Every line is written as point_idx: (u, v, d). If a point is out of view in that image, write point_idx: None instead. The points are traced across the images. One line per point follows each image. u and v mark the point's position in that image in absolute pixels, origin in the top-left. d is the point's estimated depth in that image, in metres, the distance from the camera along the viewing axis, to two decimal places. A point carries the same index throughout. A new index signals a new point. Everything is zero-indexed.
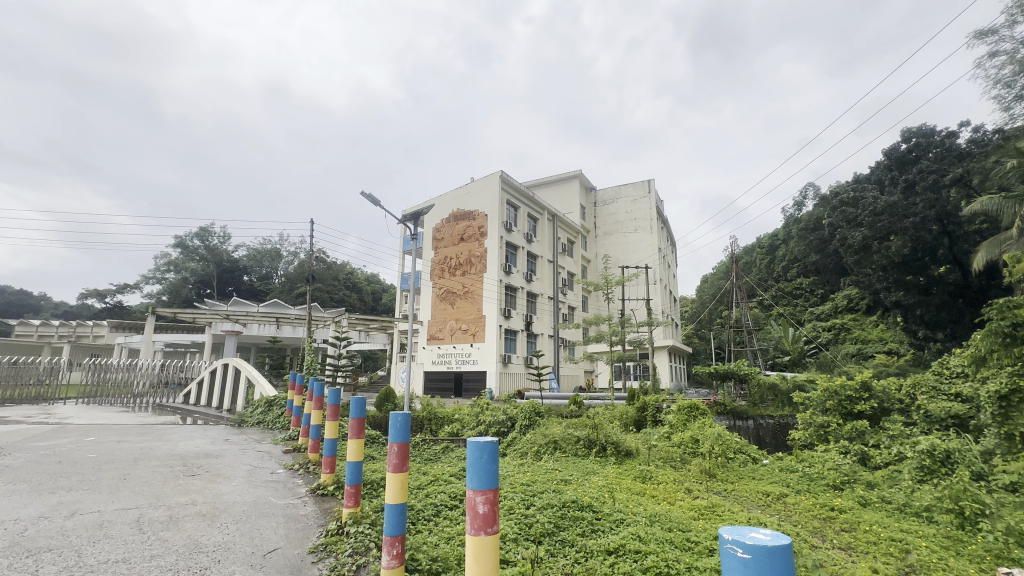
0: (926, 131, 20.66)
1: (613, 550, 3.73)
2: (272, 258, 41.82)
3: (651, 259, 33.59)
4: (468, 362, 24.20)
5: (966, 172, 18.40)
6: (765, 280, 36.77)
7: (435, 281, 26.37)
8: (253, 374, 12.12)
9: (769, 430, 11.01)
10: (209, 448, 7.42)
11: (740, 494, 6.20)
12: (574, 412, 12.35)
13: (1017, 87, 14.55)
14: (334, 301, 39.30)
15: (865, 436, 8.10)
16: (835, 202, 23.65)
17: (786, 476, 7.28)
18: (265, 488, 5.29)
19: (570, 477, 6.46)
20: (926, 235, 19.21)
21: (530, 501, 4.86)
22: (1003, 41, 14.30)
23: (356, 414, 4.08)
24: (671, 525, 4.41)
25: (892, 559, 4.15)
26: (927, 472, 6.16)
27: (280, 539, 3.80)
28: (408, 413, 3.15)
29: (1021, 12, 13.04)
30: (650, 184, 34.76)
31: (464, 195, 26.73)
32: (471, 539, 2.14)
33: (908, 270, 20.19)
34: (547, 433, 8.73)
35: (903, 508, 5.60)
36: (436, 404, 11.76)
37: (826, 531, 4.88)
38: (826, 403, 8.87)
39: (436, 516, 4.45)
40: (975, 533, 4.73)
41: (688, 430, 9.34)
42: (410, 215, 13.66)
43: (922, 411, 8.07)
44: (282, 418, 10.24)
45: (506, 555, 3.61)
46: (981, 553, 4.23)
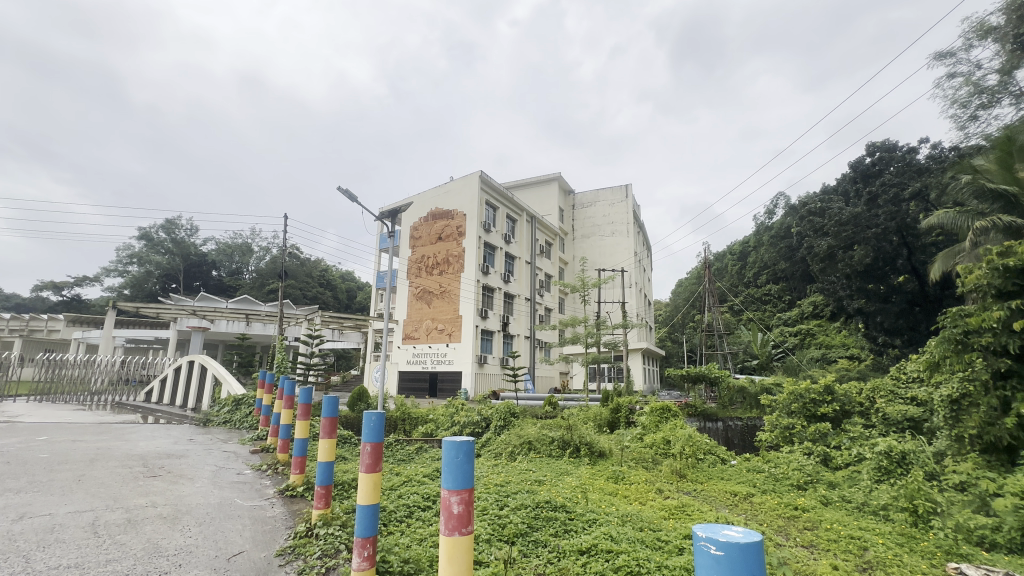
0: (889, 145, 21.50)
1: (585, 550, 3.76)
2: (243, 253, 40.55)
3: (627, 262, 34.07)
4: (444, 362, 24.00)
5: (925, 187, 19.35)
6: (736, 286, 37.71)
7: (412, 280, 26.15)
8: (221, 372, 11.74)
9: (737, 432, 11.24)
10: (171, 448, 7.12)
11: (708, 494, 6.34)
12: (549, 413, 12.42)
13: (972, 108, 15.35)
14: (307, 299, 38.40)
15: (828, 438, 8.39)
16: (802, 211, 24.37)
17: (753, 476, 7.49)
18: (231, 489, 5.13)
19: (543, 477, 6.48)
20: (886, 246, 20.17)
21: (504, 501, 4.87)
22: (961, 64, 15.11)
23: (328, 413, 4.03)
24: (642, 525, 4.47)
25: (852, 556, 4.32)
26: (885, 472, 6.47)
27: (245, 542, 3.69)
28: (383, 411, 3.14)
29: (976, 38, 13.82)
30: (628, 189, 35.24)
31: (443, 193, 26.54)
32: (445, 539, 2.13)
33: (869, 279, 21.04)
34: (522, 434, 8.76)
35: (862, 507, 5.84)
36: (410, 404, 11.65)
37: (790, 529, 5.05)
38: (791, 405, 9.13)
39: (408, 517, 4.40)
40: (927, 530, 4.97)
41: (660, 431, 9.55)
42: (388, 212, 13.36)
43: (881, 414, 8.44)
44: (249, 418, 9.97)
45: (480, 555, 3.59)
46: (933, 550, 4.45)
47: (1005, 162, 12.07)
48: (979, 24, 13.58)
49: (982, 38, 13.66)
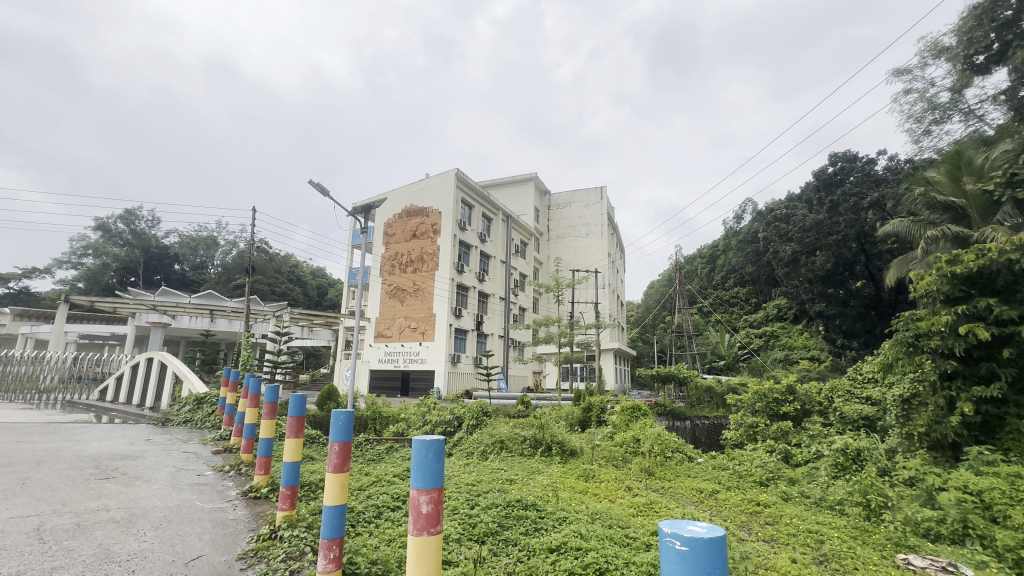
0: (850, 156, 22.43)
1: (555, 548, 3.79)
2: (208, 246, 39.22)
3: (601, 263, 34.48)
4: (416, 361, 23.75)
5: (882, 196, 20.32)
6: (705, 289, 38.70)
7: (385, 278, 25.76)
8: (182, 369, 11.29)
9: (704, 430, 11.49)
10: (126, 449, 6.79)
11: (676, 491, 6.50)
12: (521, 412, 12.45)
13: (926, 123, 16.23)
14: (275, 295, 37.32)
15: (789, 436, 8.70)
16: (768, 217, 25.15)
17: (718, 473, 7.70)
18: (191, 491, 4.93)
19: (514, 476, 6.51)
20: (846, 252, 21.05)
21: (475, 501, 4.84)
22: (916, 81, 15.96)
23: (296, 412, 3.95)
24: (611, 522, 4.53)
25: (808, 549, 4.49)
26: (841, 468, 6.75)
27: (204, 546, 3.55)
28: (351, 411, 3.08)
29: (930, 57, 14.65)
30: (603, 192, 35.69)
31: (418, 190, 26.22)
32: (413, 540, 2.10)
33: (830, 283, 21.91)
34: (494, 433, 8.74)
35: (820, 502, 6.08)
36: (381, 403, 11.47)
37: (753, 524, 5.21)
38: (756, 404, 9.43)
39: (377, 518, 4.32)
40: (879, 524, 5.23)
41: (630, 430, 9.70)
42: (361, 208, 13.09)
43: (838, 413, 8.82)
44: (212, 417, 9.64)
45: (449, 555, 3.55)
46: (884, 542, 4.69)
47: (954, 175, 12.77)
48: (933, 44, 14.35)
49: (936, 57, 14.41)
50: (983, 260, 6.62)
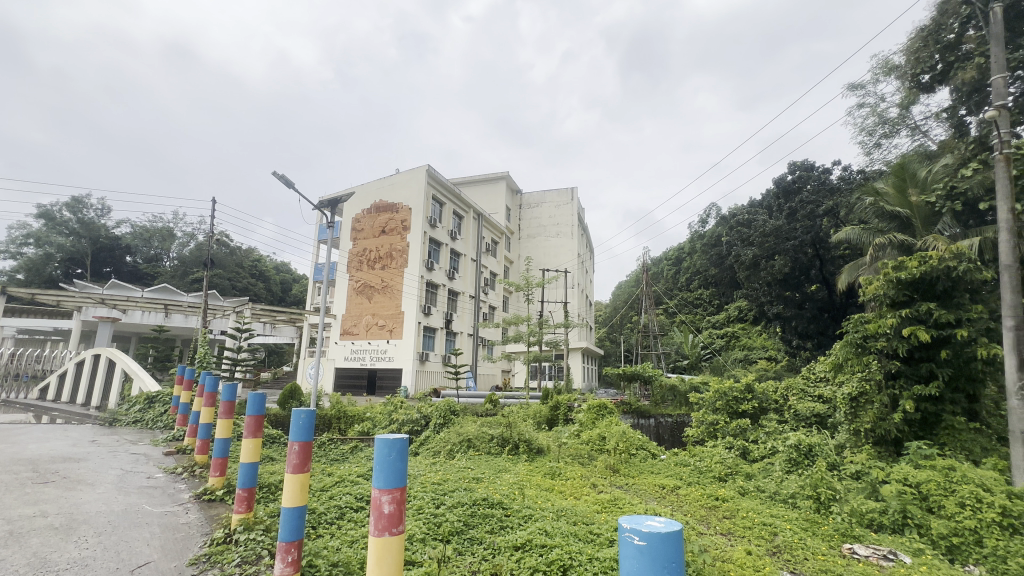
0: (807, 165, 23.47)
1: (520, 546, 3.79)
2: (163, 238, 37.39)
3: (571, 263, 34.86)
4: (384, 359, 23.37)
5: (836, 205, 21.37)
6: (671, 290, 39.70)
7: (352, 274, 25.21)
8: (132, 366, 10.72)
9: (667, 428, 11.78)
10: (68, 451, 6.37)
11: (639, 487, 6.64)
12: (489, 410, 12.43)
13: (876, 136, 17.19)
14: (235, 290, 35.92)
15: (747, 433, 9.05)
16: (731, 221, 26.00)
17: (680, 469, 7.92)
18: (138, 495, 4.67)
19: (481, 474, 6.49)
20: (802, 257, 22.02)
21: (440, 500, 4.79)
22: (869, 95, 16.85)
23: (254, 411, 3.83)
24: (576, 519, 4.59)
25: (763, 541, 4.68)
26: (794, 463, 7.06)
27: (153, 552, 3.38)
28: (314, 410, 3.01)
29: (882, 73, 15.54)
30: (574, 192, 36.05)
31: (388, 185, 25.77)
32: (375, 541, 2.06)
33: (787, 286, 22.83)
34: (461, 432, 8.68)
35: (774, 496, 6.33)
36: (345, 402, 11.23)
37: (711, 518, 5.38)
38: (716, 403, 9.76)
39: (340, 519, 4.22)
40: (828, 515, 5.49)
41: (596, 428, 9.86)
42: (328, 201, 12.75)
43: (792, 410, 9.23)
44: (164, 417, 9.19)
45: (412, 555, 3.50)
46: (832, 533, 4.93)
47: (901, 187, 13.57)
48: (884, 62, 15.21)
49: (886, 74, 15.27)
50: (926, 266, 7.03)
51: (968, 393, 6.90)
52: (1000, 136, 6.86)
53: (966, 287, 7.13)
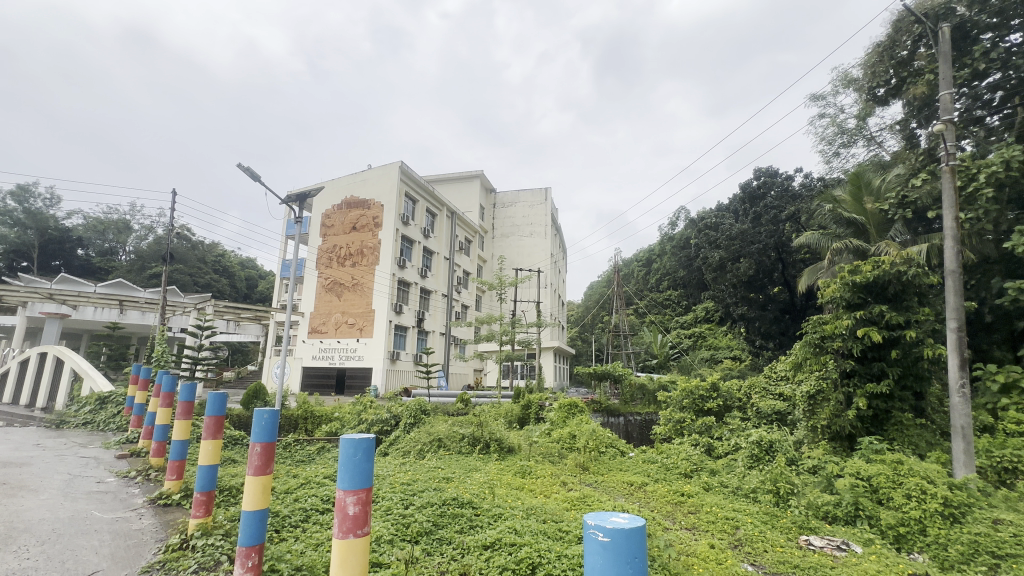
0: (771, 171, 24.33)
1: (489, 545, 3.79)
2: (119, 231, 35.58)
3: (544, 263, 35.07)
4: (353, 358, 22.95)
5: (797, 211, 22.25)
6: (641, 291, 40.47)
7: (321, 271, 24.61)
8: (82, 365, 10.16)
9: (636, 426, 11.98)
10: (8, 456, 5.98)
11: (608, 485, 6.73)
12: (460, 409, 12.36)
13: (835, 145, 17.98)
14: (197, 286, 34.52)
15: (712, 431, 9.32)
16: (700, 225, 26.67)
17: (647, 466, 8.07)
18: (88, 501, 4.43)
19: (452, 474, 6.46)
20: (766, 260, 22.76)
21: (409, 500, 4.73)
22: (829, 106, 17.61)
23: (214, 412, 3.68)
24: (546, 517, 4.62)
25: (726, 535, 4.82)
26: (756, 459, 7.29)
27: (101, 560, 3.21)
28: (277, 410, 2.92)
29: (842, 85, 16.25)
30: (547, 193, 36.24)
31: (359, 181, 25.28)
32: (338, 543, 2.02)
33: (752, 289, 23.39)
34: (432, 431, 8.60)
35: (736, 491, 6.52)
36: (313, 402, 10.95)
37: (676, 514, 5.51)
38: (683, 401, 10.05)
39: (305, 521, 4.12)
40: (786, 508, 5.70)
41: (567, 426, 9.96)
42: (296, 196, 12.41)
43: (754, 408, 9.56)
44: (117, 418, 8.75)
45: (379, 557, 3.45)
46: (790, 525, 5.13)
47: (857, 195, 14.22)
48: (844, 75, 15.91)
49: (845, 86, 15.96)
50: (879, 271, 7.39)
51: (915, 391, 7.31)
52: (947, 148, 7.26)
53: (915, 291, 7.55)
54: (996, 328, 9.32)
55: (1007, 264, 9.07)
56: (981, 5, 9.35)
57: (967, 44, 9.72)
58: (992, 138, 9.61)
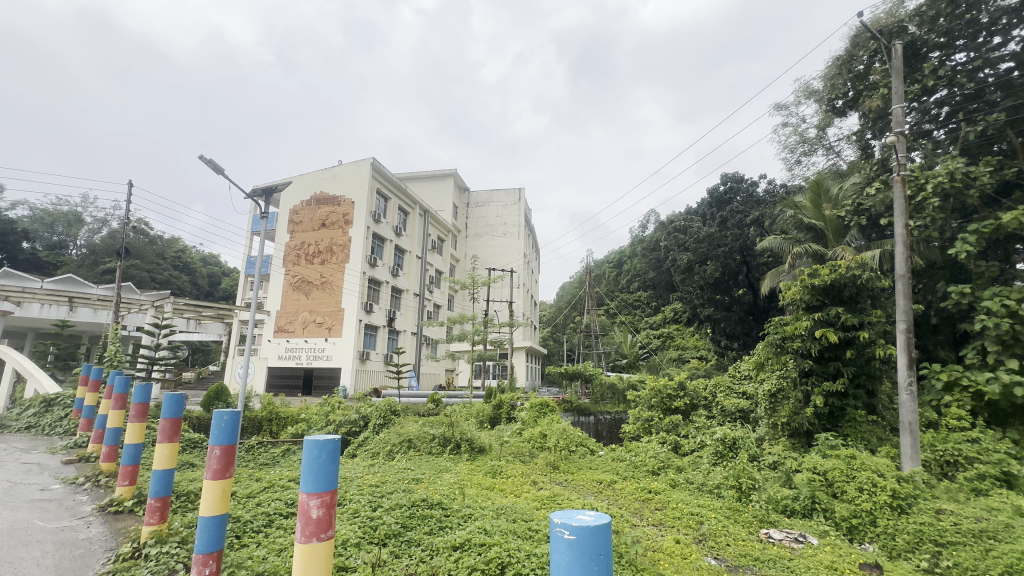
0: (737, 177, 25.12)
1: (459, 546, 3.76)
2: (69, 223, 33.65)
3: (517, 263, 35.16)
4: (321, 358, 22.43)
5: (761, 216, 23.07)
6: (612, 292, 41.10)
7: (288, 268, 23.93)
8: (25, 365, 9.56)
9: (605, 425, 12.15)
10: None
11: (578, 483, 6.81)
12: (431, 409, 12.26)
13: (797, 153, 18.72)
14: (155, 283, 32.96)
15: (678, 429, 9.56)
16: (669, 227, 27.27)
17: (617, 464, 8.20)
18: (29, 509, 4.16)
19: (422, 475, 6.40)
20: (731, 263, 23.48)
21: (378, 502, 4.66)
22: (792, 115, 18.30)
23: (170, 414, 3.52)
24: (515, 516, 4.62)
25: (690, 530, 4.94)
26: (720, 456, 7.51)
27: (43, 572, 3.02)
28: (239, 411, 2.82)
29: (803, 96, 16.92)
30: (521, 193, 36.35)
31: (329, 177, 24.69)
32: (300, 548, 1.97)
33: (718, 290, 24.09)
34: (402, 432, 8.50)
35: (701, 487, 6.70)
36: (278, 403, 10.63)
37: (644, 510, 5.61)
38: (652, 399, 10.27)
39: (267, 526, 3.99)
40: (747, 503, 5.90)
41: (538, 425, 10.02)
42: (262, 191, 11.98)
43: (719, 406, 9.85)
44: (65, 422, 8.26)
45: (345, 560, 3.37)
46: (751, 519, 5.30)
47: (817, 202, 14.86)
48: (806, 86, 16.55)
49: (807, 97, 16.63)
50: (835, 274, 7.72)
51: (868, 389, 7.70)
52: (899, 159, 7.65)
53: (868, 294, 7.94)
54: (940, 330, 9.93)
55: (950, 270, 9.64)
56: (930, 25, 9.91)
57: (918, 61, 10.28)
58: (938, 151, 10.05)
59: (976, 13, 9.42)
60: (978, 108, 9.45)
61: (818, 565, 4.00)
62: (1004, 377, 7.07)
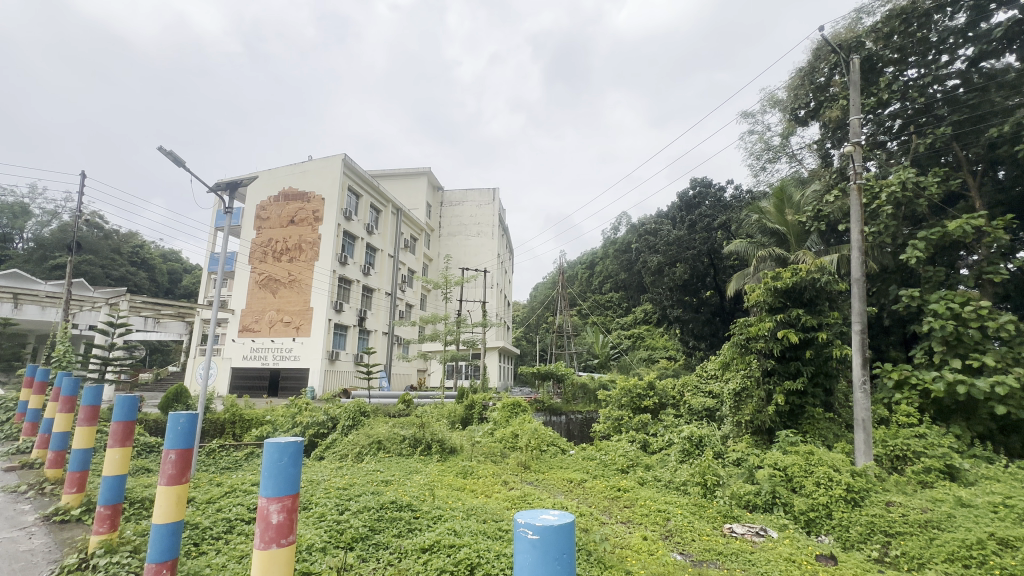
0: (705, 182, 25.78)
1: (428, 548, 3.72)
2: (14, 215, 31.60)
3: (490, 263, 35.14)
4: (288, 358, 21.85)
5: (728, 220, 23.77)
6: (585, 292, 41.55)
7: (254, 265, 23.17)
8: None
9: (576, 425, 12.28)
10: None
11: (548, 482, 6.86)
12: (402, 410, 12.10)
13: (762, 160, 19.38)
14: (109, 279, 31.37)
15: (647, 427, 9.75)
16: (640, 229, 27.74)
17: (587, 463, 8.29)
18: None
19: (391, 477, 6.28)
20: (699, 265, 24.09)
21: (345, 505, 4.55)
22: (758, 123, 18.93)
23: (122, 418, 3.35)
24: (485, 517, 4.60)
25: (658, 526, 5.04)
26: (687, 453, 7.70)
27: None
28: (197, 414, 2.70)
29: (769, 105, 17.53)
30: (495, 193, 36.32)
31: (298, 172, 24.04)
32: (259, 553, 1.91)
33: (686, 292, 24.69)
34: (372, 433, 8.37)
35: (669, 484, 6.85)
36: (242, 405, 10.28)
37: (613, 508, 5.69)
38: (622, 399, 10.45)
39: (228, 533, 3.85)
40: (712, 498, 6.06)
41: (510, 425, 10.03)
42: (225, 185, 11.52)
43: (687, 405, 10.09)
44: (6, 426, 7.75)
45: (309, 566, 3.28)
46: (716, 514, 5.45)
47: (780, 207, 15.42)
48: (770, 96, 17.15)
49: (772, 106, 17.23)
50: (796, 277, 8.02)
51: (825, 388, 8.05)
52: (855, 168, 8.03)
53: (827, 296, 8.29)
54: (892, 331, 10.47)
55: (901, 274, 10.19)
56: (885, 41, 10.43)
57: (874, 75, 10.84)
58: (891, 161, 10.61)
59: (926, 32, 9.92)
60: (927, 121, 10.03)
61: (778, 557, 4.16)
62: (947, 375, 7.45)
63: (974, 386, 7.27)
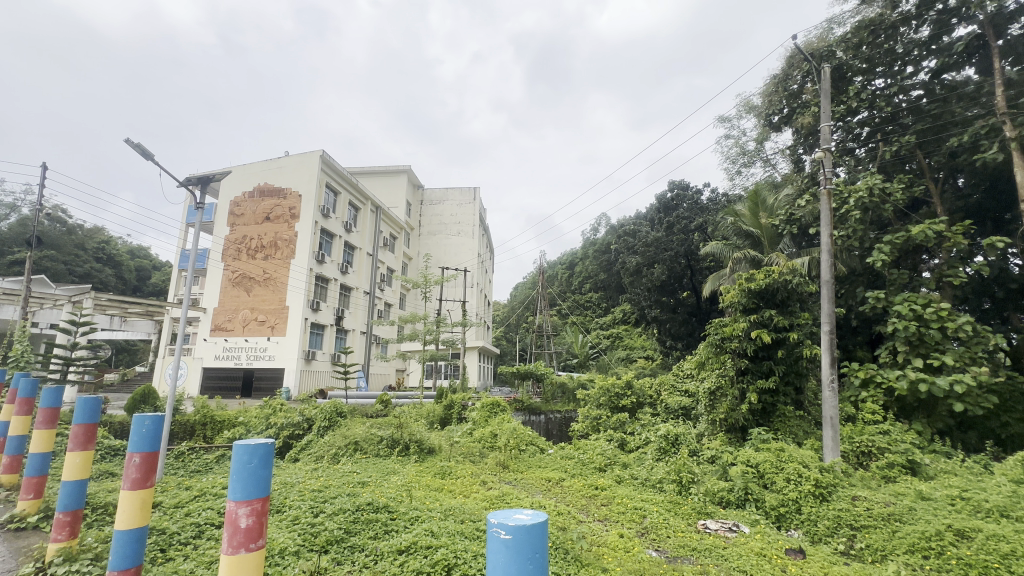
0: (683, 184, 26.22)
1: (404, 549, 3.68)
2: None
3: (471, 262, 35.05)
4: (263, 358, 21.36)
5: (705, 222, 24.23)
6: (564, 293, 41.81)
7: (227, 263, 22.53)
8: None
9: (555, 424, 12.36)
10: None
11: (527, 481, 6.88)
12: (380, 410, 11.97)
13: (738, 163, 19.81)
14: (73, 276, 30.10)
15: (625, 426, 9.88)
16: (619, 230, 28.03)
17: (565, 462, 8.33)
18: None
19: (368, 478, 6.20)
20: (677, 266, 24.49)
21: (319, 508, 4.47)
22: (734, 128, 19.33)
23: (83, 420, 3.22)
24: (463, 517, 4.57)
25: (633, 524, 5.10)
26: (663, 451, 7.83)
27: None
28: (162, 416, 2.59)
29: (744, 110, 17.92)
30: (476, 193, 36.22)
31: (274, 168, 23.50)
32: (226, 558, 1.86)
33: (664, 292, 25.08)
34: (349, 434, 8.26)
35: (645, 482, 6.94)
36: (213, 406, 9.99)
37: (590, 507, 5.73)
38: (601, 398, 10.57)
39: (197, 538, 3.73)
40: (687, 496, 6.17)
41: (489, 425, 10.01)
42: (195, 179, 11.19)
43: (664, 404, 10.25)
44: None
45: (281, 570, 3.20)
46: (690, 511, 5.55)
47: (754, 211, 15.81)
48: (746, 101, 17.56)
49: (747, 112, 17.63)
50: (770, 279, 8.23)
51: (796, 386, 8.28)
52: (826, 173, 8.27)
53: (798, 297, 8.54)
54: (858, 331, 10.85)
55: (868, 277, 10.56)
56: (854, 51, 10.77)
57: (844, 84, 11.18)
58: (859, 167, 10.99)
59: (892, 44, 10.29)
60: (892, 130, 10.41)
61: (749, 551, 4.26)
62: (910, 374, 7.73)
63: (934, 384, 7.56)
